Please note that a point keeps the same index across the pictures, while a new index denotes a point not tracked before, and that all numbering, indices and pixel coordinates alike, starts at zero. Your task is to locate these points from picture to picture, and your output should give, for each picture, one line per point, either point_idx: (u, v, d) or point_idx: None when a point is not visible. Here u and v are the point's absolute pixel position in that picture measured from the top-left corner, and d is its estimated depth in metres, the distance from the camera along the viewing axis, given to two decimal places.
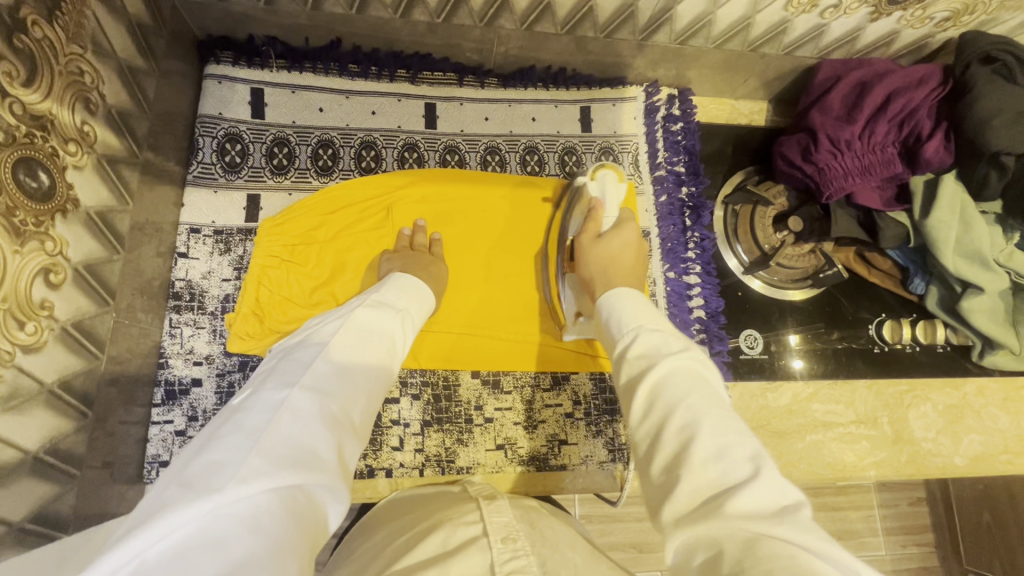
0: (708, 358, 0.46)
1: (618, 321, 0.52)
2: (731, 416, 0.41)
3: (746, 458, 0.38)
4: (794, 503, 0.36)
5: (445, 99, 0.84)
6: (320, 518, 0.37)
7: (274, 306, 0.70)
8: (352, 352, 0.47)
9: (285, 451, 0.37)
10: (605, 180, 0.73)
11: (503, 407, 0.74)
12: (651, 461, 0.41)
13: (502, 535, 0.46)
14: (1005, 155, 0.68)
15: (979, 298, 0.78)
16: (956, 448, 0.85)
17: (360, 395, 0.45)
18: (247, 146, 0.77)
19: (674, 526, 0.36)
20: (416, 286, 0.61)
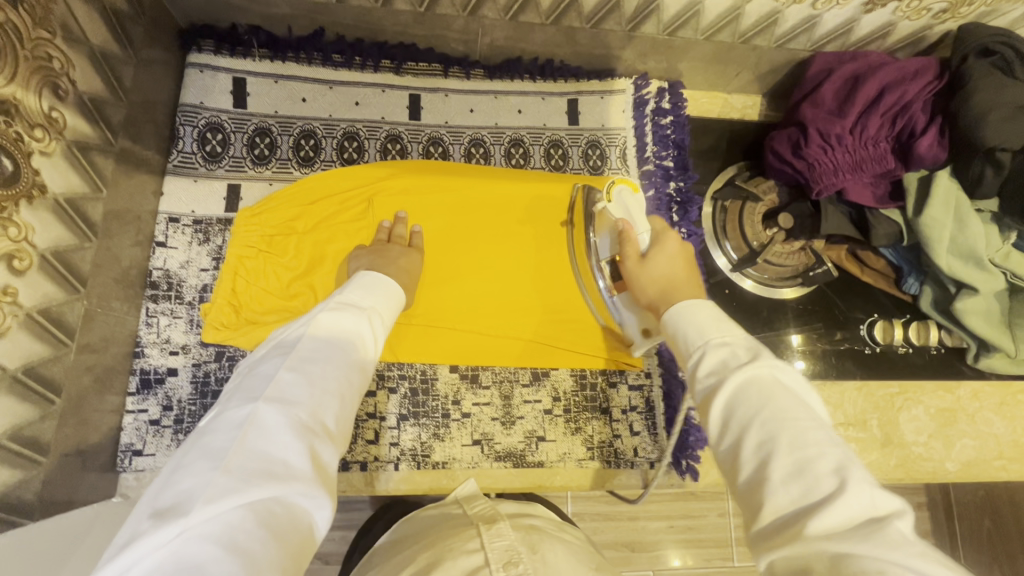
0: (783, 363, 0.44)
1: (684, 333, 0.51)
2: (812, 426, 0.39)
3: (831, 471, 0.36)
4: (895, 515, 0.34)
5: (430, 90, 0.83)
6: (302, 526, 0.36)
7: (251, 297, 0.70)
8: (321, 355, 0.45)
9: (252, 466, 0.36)
10: (623, 199, 0.66)
11: (481, 402, 0.74)
12: (737, 477, 0.40)
13: (503, 561, 0.46)
14: (1000, 151, 0.66)
15: (974, 298, 0.76)
16: (948, 452, 0.83)
17: (332, 397, 0.43)
18: (228, 135, 0.77)
19: (761, 544, 0.35)
20: (384, 284, 0.59)
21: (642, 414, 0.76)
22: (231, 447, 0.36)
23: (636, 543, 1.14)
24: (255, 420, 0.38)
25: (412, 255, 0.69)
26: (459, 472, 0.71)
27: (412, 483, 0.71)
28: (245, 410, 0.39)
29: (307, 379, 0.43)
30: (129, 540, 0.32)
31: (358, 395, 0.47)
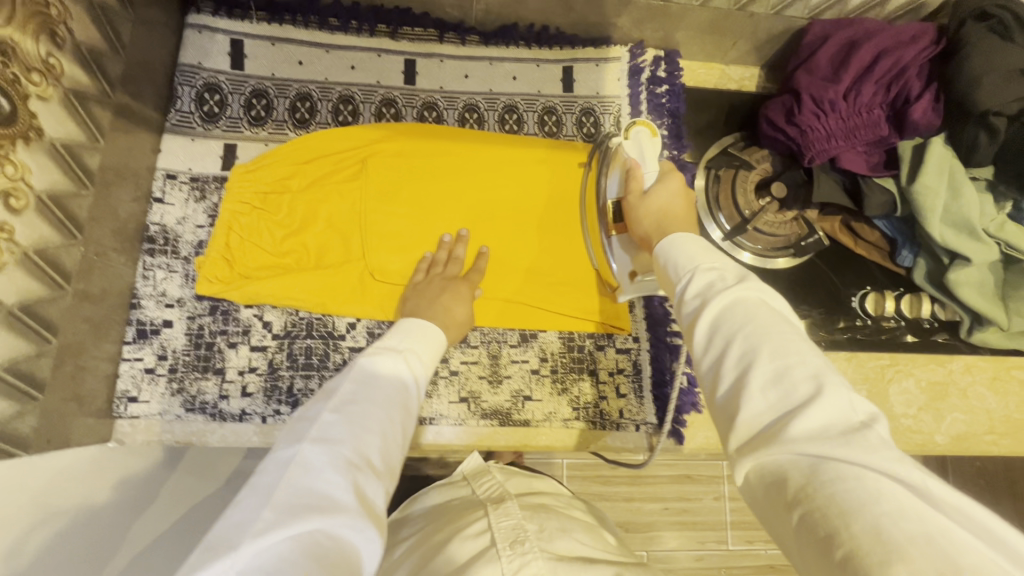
0: (767, 286, 0.44)
1: (672, 260, 0.50)
2: (795, 338, 0.39)
3: (809, 377, 0.36)
4: (870, 420, 0.34)
5: (425, 55, 0.84)
6: (350, 563, 0.36)
7: (244, 252, 0.71)
8: (364, 393, 0.48)
9: (300, 502, 0.37)
10: (639, 138, 0.68)
11: (468, 361, 0.75)
12: (716, 391, 0.40)
13: (510, 539, 0.50)
14: (993, 114, 0.65)
15: (966, 269, 0.76)
16: (938, 426, 0.82)
17: (375, 437, 0.45)
18: (225, 96, 0.78)
19: (739, 453, 0.36)
20: (427, 320, 0.62)
21: (628, 377, 0.77)
22: (278, 483, 0.38)
23: (630, 523, 1.17)
24: (301, 459, 0.40)
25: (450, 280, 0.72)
26: (446, 429, 0.73)
27: None
28: (292, 450, 0.41)
29: (350, 421, 0.45)
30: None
31: (402, 437, 0.48)
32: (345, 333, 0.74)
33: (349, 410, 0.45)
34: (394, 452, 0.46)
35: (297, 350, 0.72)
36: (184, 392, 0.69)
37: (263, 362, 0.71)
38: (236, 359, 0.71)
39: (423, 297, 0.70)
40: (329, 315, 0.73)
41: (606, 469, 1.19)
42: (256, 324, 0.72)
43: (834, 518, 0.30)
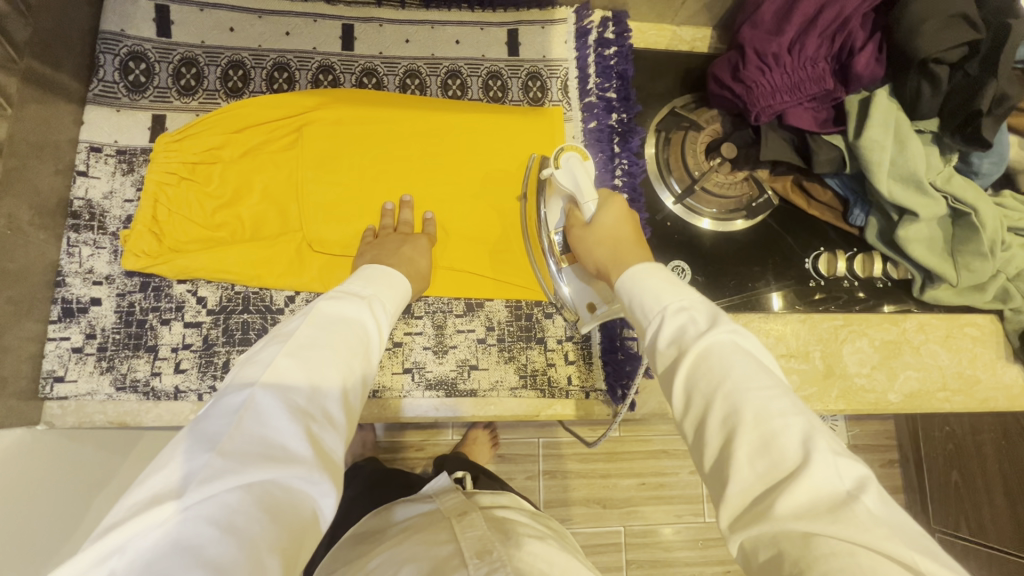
0: (741, 328, 0.44)
1: (638, 300, 0.51)
2: (775, 395, 0.39)
3: (794, 444, 0.36)
4: (857, 488, 0.34)
5: (363, 19, 0.81)
6: (304, 515, 0.37)
7: (174, 225, 0.69)
8: (320, 339, 0.46)
9: (249, 451, 0.37)
10: (571, 166, 0.64)
11: (413, 332, 0.73)
12: (702, 453, 0.40)
13: (476, 549, 0.50)
14: (934, 63, 0.65)
15: (914, 225, 0.75)
16: (891, 384, 0.82)
17: (332, 386, 0.44)
18: (152, 65, 0.75)
19: (731, 525, 0.36)
20: (386, 274, 0.60)
21: (577, 343, 0.75)
22: (228, 431, 0.37)
23: (604, 499, 1.17)
24: (251, 405, 0.39)
25: (391, 238, 0.70)
26: (390, 401, 0.71)
27: None
28: (243, 395, 0.40)
29: (305, 368, 0.43)
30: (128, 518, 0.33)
31: (360, 388, 0.47)
32: (283, 306, 0.71)
33: (305, 356, 0.44)
34: (354, 400, 0.46)
35: (233, 325, 0.70)
36: (114, 370, 0.67)
37: (198, 338, 0.69)
38: (169, 336, 0.68)
39: (381, 249, 0.68)
40: (266, 288, 0.71)
41: (580, 446, 1.19)
42: (190, 299, 0.70)
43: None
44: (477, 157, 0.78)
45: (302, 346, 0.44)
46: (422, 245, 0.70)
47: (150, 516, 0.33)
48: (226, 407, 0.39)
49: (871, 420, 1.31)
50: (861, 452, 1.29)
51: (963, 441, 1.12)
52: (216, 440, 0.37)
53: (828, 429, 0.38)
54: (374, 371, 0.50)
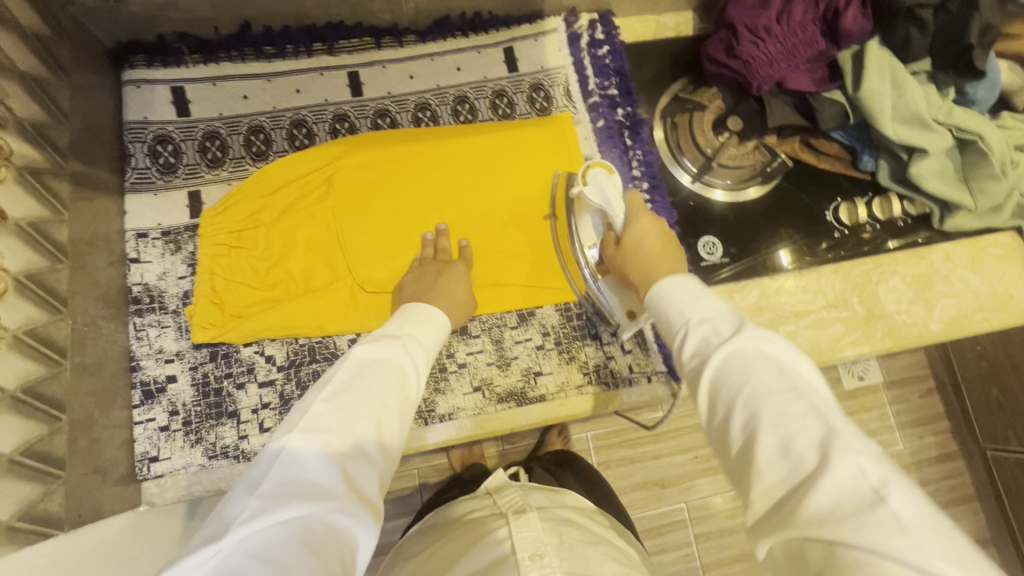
0: (767, 332, 0.43)
1: (664, 311, 0.51)
2: (793, 398, 0.38)
3: (816, 448, 0.36)
4: (885, 489, 0.33)
5: (366, 64, 0.84)
6: (340, 549, 0.37)
7: (231, 292, 0.72)
8: (356, 380, 0.48)
9: (288, 490, 0.38)
10: (599, 182, 0.68)
11: (474, 351, 0.75)
12: (727, 453, 0.41)
13: (531, 551, 0.52)
14: (919, 7, 0.69)
15: (926, 160, 0.79)
16: (930, 314, 0.85)
17: (367, 423, 0.45)
18: (178, 145, 0.78)
19: (756, 529, 0.37)
20: (421, 311, 0.62)
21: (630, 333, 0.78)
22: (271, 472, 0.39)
23: (663, 479, 1.20)
24: (291, 447, 0.41)
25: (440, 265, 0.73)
26: (466, 421, 0.73)
27: (421, 440, 0.72)
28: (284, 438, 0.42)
29: (343, 408, 0.45)
30: (179, 560, 0.34)
31: (396, 425, 0.48)
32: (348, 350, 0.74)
33: (340, 399, 0.45)
34: (390, 443, 0.47)
35: (306, 375, 0.73)
36: (203, 441, 0.69)
37: (275, 396, 0.71)
38: (247, 399, 0.71)
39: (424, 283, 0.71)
40: (329, 336, 0.74)
41: (631, 434, 1.21)
42: (259, 360, 0.72)
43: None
44: (502, 174, 0.82)
45: (337, 389, 0.46)
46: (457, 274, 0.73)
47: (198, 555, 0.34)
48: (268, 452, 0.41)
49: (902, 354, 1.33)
50: (899, 387, 1.30)
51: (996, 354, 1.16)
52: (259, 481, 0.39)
53: (855, 432, 0.37)
54: (413, 409, 0.51)
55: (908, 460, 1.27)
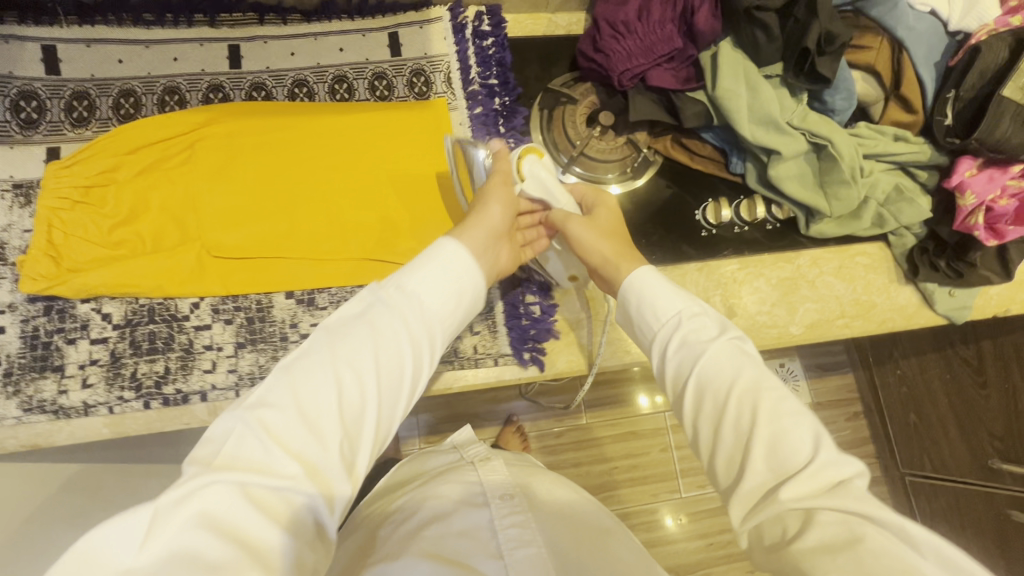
0: (742, 337, 0.60)
1: (649, 302, 0.63)
2: (781, 397, 0.53)
3: (803, 439, 0.49)
4: (850, 476, 0.47)
5: (248, 38, 0.85)
6: (283, 513, 0.42)
7: (71, 246, 0.72)
8: (320, 355, 0.49)
9: (234, 459, 0.42)
10: (536, 167, 0.73)
11: (319, 322, 0.75)
12: (721, 442, 0.53)
13: (500, 493, 0.71)
14: (755, 10, 0.72)
15: (782, 163, 0.80)
16: (792, 317, 0.87)
17: (324, 397, 0.47)
18: (44, 102, 0.78)
19: (748, 507, 0.48)
20: (435, 258, 0.59)
21: (481, 315, 0.79)
22: (223, 443, 0.43)
23: None
24: (240, 421, 0.44)
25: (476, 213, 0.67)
26: None
27: None
28: (237, 411, 0.45)
29: (299, 383, 0.47)
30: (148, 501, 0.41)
31: (362, 394, 0.49)
32: (188, 314, 0.73)
33: (296, 372, 0.48)
34: (359, 408, 0.48)
35: (140, 336, 0.72)
36: (22, 394, 0.68)
37: (105, 353, 0.70)
38: (76, 354, 0.70)
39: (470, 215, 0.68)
40: (170, 298, 0.73)
41: None
42: (95, 317, 0.71)
43: (822, 556, 0.42)
44: (370, 155, 0.83)
45: (297, 361, 0.49)
46: (501, 193, 0.69)
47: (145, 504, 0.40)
48: (220, 425, 0.44)
49: (832, 376, 1.60)
50: (824, 408, 1.57)
51: (914, 381, 1.39)
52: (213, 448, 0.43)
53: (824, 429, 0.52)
54: (395, 373, 0.52)
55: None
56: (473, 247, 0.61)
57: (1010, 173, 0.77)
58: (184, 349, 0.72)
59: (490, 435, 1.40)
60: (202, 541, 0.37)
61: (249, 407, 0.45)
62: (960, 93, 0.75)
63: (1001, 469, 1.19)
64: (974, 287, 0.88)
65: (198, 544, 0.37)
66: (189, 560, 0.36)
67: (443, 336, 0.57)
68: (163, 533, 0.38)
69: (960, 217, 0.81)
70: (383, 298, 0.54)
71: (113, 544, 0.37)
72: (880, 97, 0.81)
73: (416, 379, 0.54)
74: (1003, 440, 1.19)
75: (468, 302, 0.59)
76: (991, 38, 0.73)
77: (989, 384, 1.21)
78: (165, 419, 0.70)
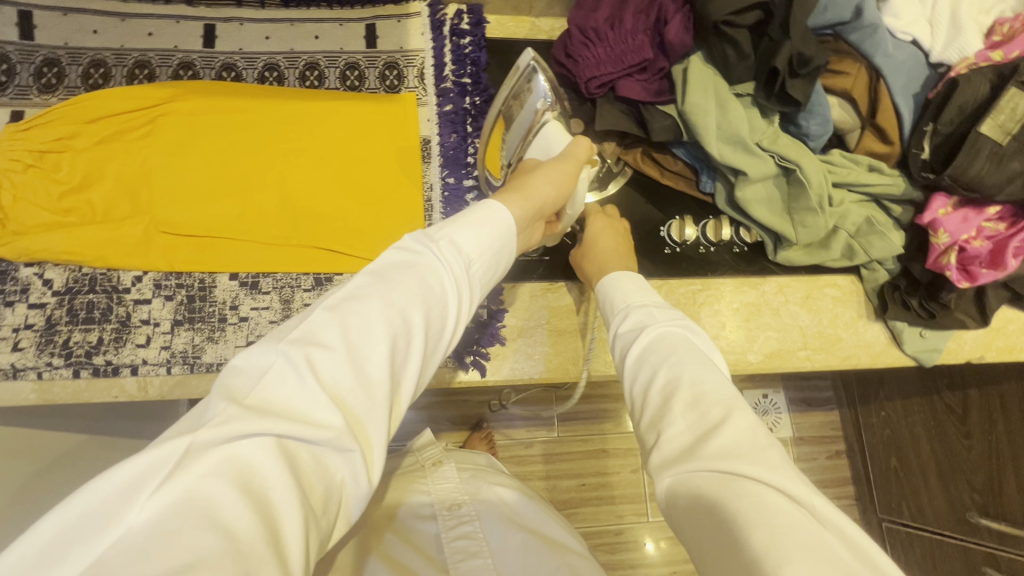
0: (696, 328, 0.59)
1: (610, 300, 0.66)
2: (711, 372, 0.51)
3: (720, 404, 0.47)
4: (768, 442, 0.44)
5: (223, 19, 0.85)
6: (320, 476, 0.36)
7: (20, 210, 0.72)
8: (373, 293, 0.43)
9: (268, 408, 0.36)
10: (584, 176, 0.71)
11: (259, 307, 0.74)
12: (645, 411, 0.52)
13: (450, 501, 0.72)
14: (725, 25, 0.70)
15: (749, 185, 0.78)
16: (750, 345, 0.84)
17: (377, 344, 0.40)
18: (14, 65, 0.79)
19: (662, 470, 0.46)
20: (483, 209, 0.53)
21: None
22: (256, 386, 0.37)
23: None
24: (281, 360, 0.38)
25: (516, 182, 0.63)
26: None
27: (186, 386, 0.71)
28: (279, 348, 0.38)
29: (348, 325, 0.41)
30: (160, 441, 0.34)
31: (417, 347, 0.43)
32: (130, 286, 0.73)
33: (347, 311, 0.41)
34: (404, 364, 0.42)
35: (78, 305, 0.71)
36: None
37: (41, 318, 0.70)
38: (11, 317, 0.70)
39: (517, 178, 0.64)
40: (112, 269, 0.73)
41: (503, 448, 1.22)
42: (36, 282, 0.71)
43: (738, 528, 0.38)
44: (327, 141, 0.82)
45: (347, 300, 0.42)
46: (560, 177, 0.64)
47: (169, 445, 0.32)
48: (253, 354, 0.38)
49: (816, 413, 1.53)
50: (806, 444, 1.51)
51: (897, 423, 1.34)
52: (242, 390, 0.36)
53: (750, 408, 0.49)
54: (440, 327, 0.46)
55: None
56: (519, 220, 0.57)
57: (985, 215, 0.75)
58: (120, 322, 0.71)
59: (456, 440, 1.38)
60: (225, 498, 0.31)
61: (295, 342, 0.38)
62: (939, 127, 0.72)
63: (979, 523, 1.14)
64: (947, 330, 0.84)
65: (223, 500, 0.31)
66: (210, 518, 0.30)
67: (482, 287, 0.51)
68: (185, 476, 0.31)
69: (933, 256, 0.78)
70: (439, 245, 0.48)
71: (131, 489, 0.30)
72: (856, 125, 0.79)
73: (459, 335, 0.49)
74: (982, 492, 1.13)
75: (506, 258, 0.54)
76: (970, 71, 0.71)
77: (972, 434, 1.15)
78: (93, 389, 0.70)
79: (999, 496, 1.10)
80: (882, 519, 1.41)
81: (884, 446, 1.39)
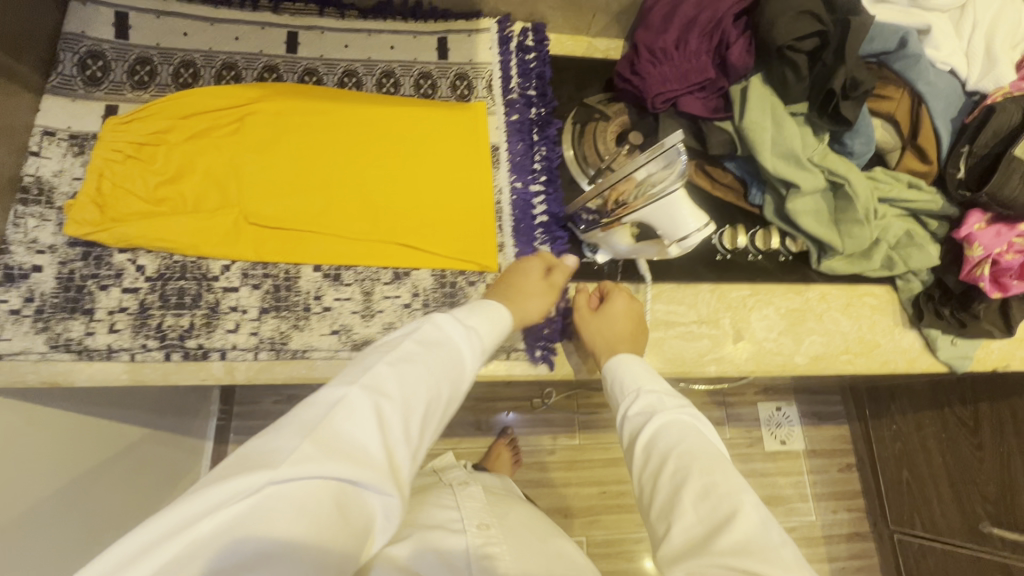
0: (699, 415, 0.64)
1: (618, 381, 0.71)
2: (716, 463, 0.56)
3: (729, 498, 0.52)
4: (778, 541, 0.49)
5: (306, 27, 0.90)
6: (360, 515, 0.43)
7: (117, 197, 0.75)
8: (416, 359, 0.52)
9: (337, 446, 0.43)
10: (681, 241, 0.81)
11: (342, 297, 0.78)
12: (655, 499, 0.56)
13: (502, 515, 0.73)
14: (789, 50, 0.76)
15: (800, 198, 0.84)
16: (797, 347, 0.89)
17: (418, 406, 0.49)
18: (109, 62, 0.82)
19: (673, 563, 0.49)
20: (495, 309, 0.64)
21: None
22: (324, 421, 0.44)
23: None
24: (349, 404, 0.46)
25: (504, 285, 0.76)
26: (319, 361, 0.74)
27: (271, 371, 0.73)
28: (345, 395, 0.47)
29: (402, 383, 0.50)
30: (233, 464, 0.41)
31: (439, 412, 0.52)
32: (219, 275, 0.76)
33: (400, 369, 0.51)
34: (429, 426, 0.51)
35: (170, 290, 0.74)
36: (49, 330, 0.70)
37: (134, 302, 0.73)
38: (106, 300, 0.72)
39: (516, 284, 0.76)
40: (202, 257, 0.76)
41: None
42: (130, 267, 0.74)
43: None
44: (417, 155, 0.86)
45: (401, 360, 0.52)
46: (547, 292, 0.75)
47: (253, 475, 0.39)
48: (327, 394, 0.47)
49: (828, 427, 1.56)
50: (818, 456, 1.53)
51: (909, 436, 1.39)
52: (313, 427, 0.44)
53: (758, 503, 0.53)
54: (457, 395, 0.55)
55: (818, 532, 1.48)
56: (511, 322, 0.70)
57: (1016, 231, 0.81)
58: (210, 308, 0.74)
59: (481, 445, 1.40)
60: (286, 523, 0.39)
61: (362, 393, 0.47)
62: (974, 149, 0.80)
63: (992, 533, 1.19)
64: (976, 339, 0.90)
65: (281, 523, 0.38)
66: (269, 539, 0.38)
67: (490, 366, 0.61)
68: (268, 497, 0.39)
69: (967, 267, 0.84)
70: (464, 330, 0.58)
71: (212, 506, 0.37)
72: (897, 146, 0.85)
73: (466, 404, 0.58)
74: (994, 502, 1.19)
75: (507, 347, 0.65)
76: (1006, 100, 0.78)
77: (984, 446, 1.21)
78: (181, 373, 0.72)
79: (1012, 506, 1.15)
80: (895, 531, 1.44)
81: (895, 459, 1.44)
